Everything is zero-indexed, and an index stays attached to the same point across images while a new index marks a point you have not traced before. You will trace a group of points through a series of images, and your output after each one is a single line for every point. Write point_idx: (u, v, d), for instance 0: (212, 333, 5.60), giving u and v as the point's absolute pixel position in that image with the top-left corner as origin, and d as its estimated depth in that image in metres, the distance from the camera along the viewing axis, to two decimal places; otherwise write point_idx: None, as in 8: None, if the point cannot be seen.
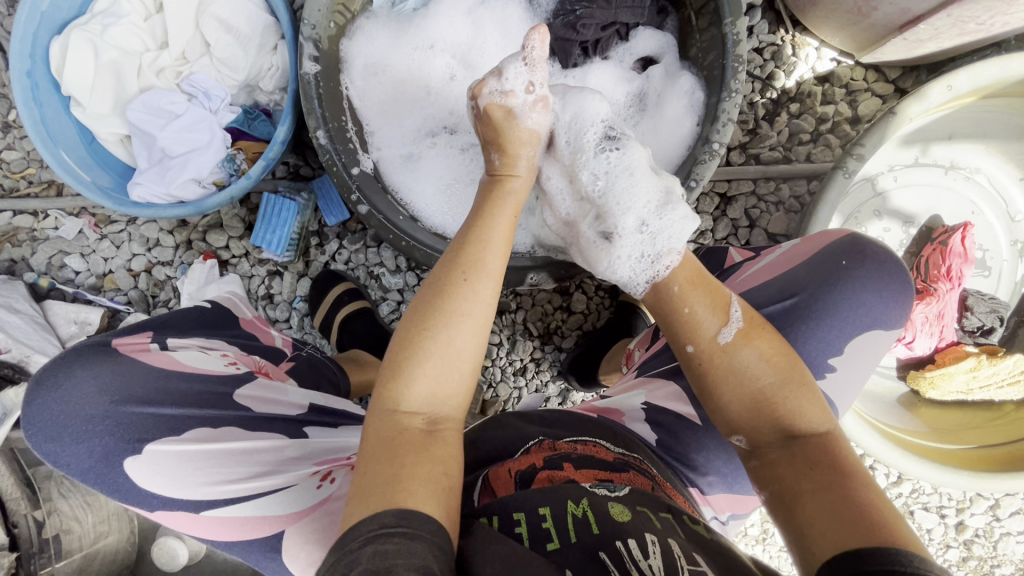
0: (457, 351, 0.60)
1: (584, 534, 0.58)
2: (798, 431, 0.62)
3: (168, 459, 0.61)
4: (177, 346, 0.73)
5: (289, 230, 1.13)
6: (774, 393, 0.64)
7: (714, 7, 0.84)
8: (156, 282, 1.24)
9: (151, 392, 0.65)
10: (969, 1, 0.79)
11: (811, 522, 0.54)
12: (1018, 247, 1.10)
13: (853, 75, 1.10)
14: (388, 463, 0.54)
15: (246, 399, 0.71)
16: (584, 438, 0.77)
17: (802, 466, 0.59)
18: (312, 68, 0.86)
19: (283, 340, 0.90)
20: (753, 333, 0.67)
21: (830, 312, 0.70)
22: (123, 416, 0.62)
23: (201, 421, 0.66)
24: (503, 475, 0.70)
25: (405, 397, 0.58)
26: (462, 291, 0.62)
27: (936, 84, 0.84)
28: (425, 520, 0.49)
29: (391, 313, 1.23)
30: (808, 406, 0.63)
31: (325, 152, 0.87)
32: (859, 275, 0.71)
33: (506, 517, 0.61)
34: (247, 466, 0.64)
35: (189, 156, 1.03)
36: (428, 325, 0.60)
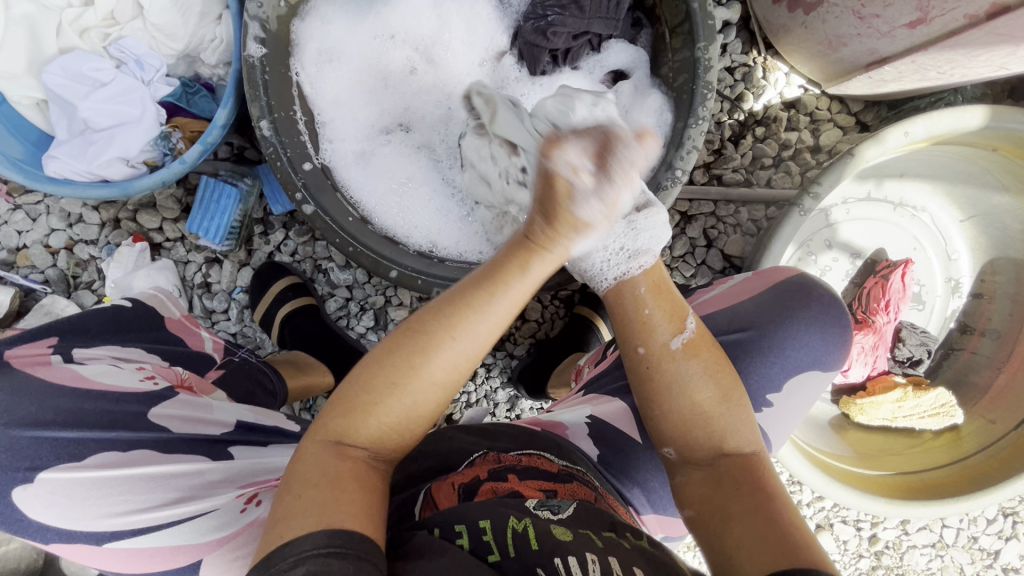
0: (416, 408, 0.56)
1: (523, 546, 0.56)
2: (726, 449, 0.62)
3: (66, 488, 0.57)
4: (85, 358, 0.67)
5: (230, 219, 1.04)
6: (715, 408, 0.63)
7: (689, 28, 0.82)
8: (78, 261, 1.14)
9: (49, 415, 0.59)
10: (934, 53, 0.78)
11: (735, 548, 0.54)
12: (951, 284, 1.16)
13: (818, 104, 1.10)
14: (323, 489, 0.52)
15: (163, 418, 0.65)
16: (530, 450, 0.76)
17: (727, 486, 0.59)
18: (257, 51, 0.80)
19: (214, 344, 0.84)
20: (702, 347, 0.64)
21: (773, 348, 0.71)
22: (13, 443, 0.57)
23: (107, 444, 0.60)
24: (447, 486, 0.68)
25: (356, 432, 0.56)
26: (443, 352, 0.56)
27: (893, 129, 0.85)
28: (360, 540, 0.49)
29: (339, 310, 1.17)
30: (742, 425, 0.63)
31: (268, 145, 0.82)
32: (807, 315, 0.72)
33: (448, 526, 0.59)
34: (160, 492, 0.59)
35: (116, 130, 0.93)
36: (398, 374, 0.55)
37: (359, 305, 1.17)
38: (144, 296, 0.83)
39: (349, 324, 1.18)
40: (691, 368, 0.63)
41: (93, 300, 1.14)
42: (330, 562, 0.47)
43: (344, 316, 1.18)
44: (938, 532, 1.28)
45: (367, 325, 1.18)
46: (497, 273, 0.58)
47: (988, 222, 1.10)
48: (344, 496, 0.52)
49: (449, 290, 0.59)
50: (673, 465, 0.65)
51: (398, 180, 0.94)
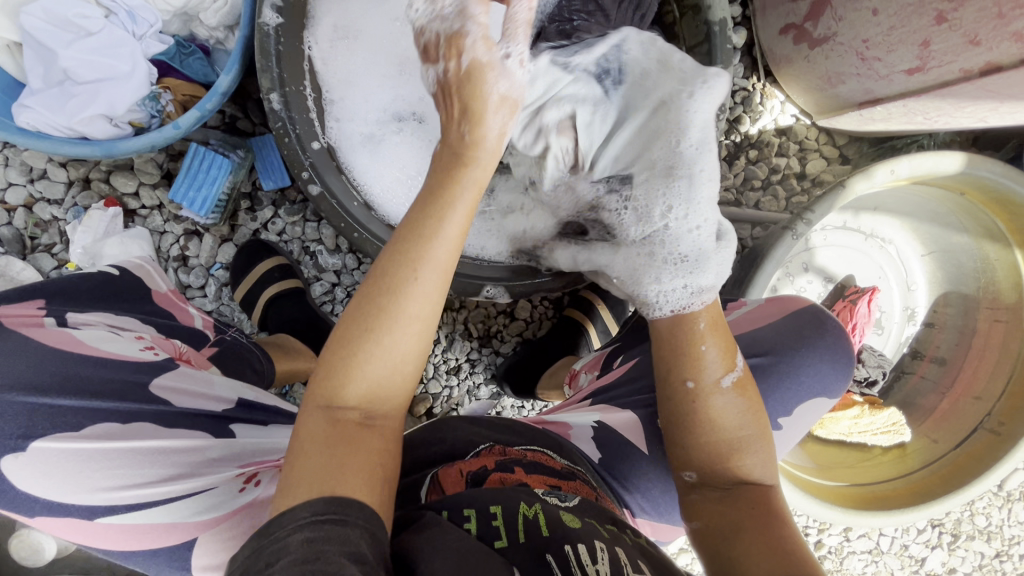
0: (400, 353, 0.55)
1: (533, 533, 0.58)
2: (748, 479, 0.65)
3: (61, 460, 0.54)
4: (79, 323, 0.64)
5: (218, 190, 0.99)
6: (744, 444, 0.66)
7: (708, 49, 0.84)
8: (38, 221, 1.05)
9: (44, 377, 0.56)
10: (925, 100, 0.84)
11: (737, 560, 0.58)
12: (908, 313, 1.25)
13: (807, 134, 1.16)
14: (320, 456, 0.52)
15: (165, 391, 0.63)
16: (535, 446, 0.77)
17: (745, 508, 0.62)
18: (273, 19, 0.76)
19: (204, 321, 0.82)
20: (748, 385, 0.67)
21: (789, 373, 0.71)
22: (5, 408, 0.53)
23: (105, 415, 0.58)
24: (455, 473, 0.69)
25: (340, 393, 0.54)
26: (410, 289, 0.54)
27: (882, 166, 0.90)
28: (359, 508, 0.50)
29: (324, 294, 1.14)
30: (766, 462, 0.66)
31: (277, 119, 0.79)
32: (822, 344, 0.72)
33: (456, 511, 0.61)
34: (159, 468, 0.57)
35: (101, 86, 0.86)
36: (368, 318, 0.54)
37: (345, 291, 1.14)
38: (131, 265, 0.80)
39: (333, 310, 1.15)
40: (729, 403, 0.66)
41: (52, 265, 1.05)
42: (331, 529, 0.47)
43: (329, 301, 1.15)
44: (875, 540, 1.38)
45: None
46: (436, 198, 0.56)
47: (944, 259, 1.20)
48: (338, 461, 0.52)
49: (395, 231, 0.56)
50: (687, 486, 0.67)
51: (406, 169, 0.92)
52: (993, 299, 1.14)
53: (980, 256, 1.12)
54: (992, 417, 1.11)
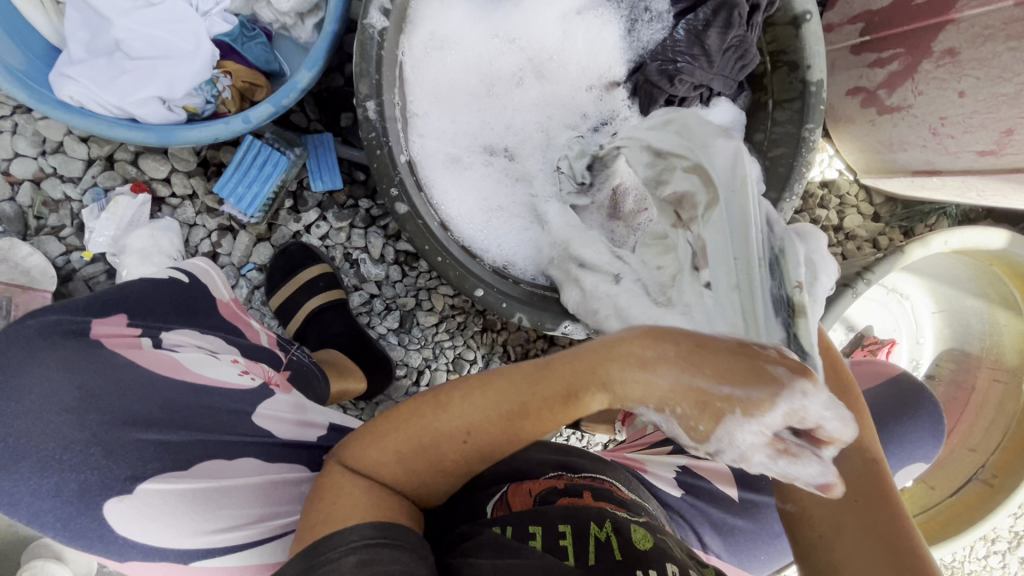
0: (429, 471, 0.53)
1: (603, 557, 0.52)
2: (852, 474, 0.53)
3: (164, 500, 0.53)
4: (174, 343, 0.63)
5: (269, 189, 0.93)
6: (872, 454, 0.55)
7: (801, 105, 0.85)
8: (46, 200, 0.93)
9: (156, 412, 0.57)
10: (988, 181, 0.90)
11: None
12: (913, 365, 1.33)
13: (849, 189, 1.21)
14: (362, 499, 0.51)
15: (266, 419, 0.63)
16: (599, 474, 0.68)
17: (852, 505, 0.51)
18: (379, 22, 0.71)
19: (268, 338, 0.77)
20: (835, 362, 0.57)
21: (889, 440, 0.73)
22: (116, 446, 0.53)
23: (209, 453, 0.57)
24: (523, 493, 0.63)
25: (371, 466, 0.53)
26: (456, 432, 0.50)
27: (938, 236, 0.96)
28: (405, 531, 0.49)
29: (362, 305, 1.06)
30: (874, 451, 0.54)
31: (370, 129, 0.74)
32: (917, 414, 0.76)
33: (521, 527, 0.56)
34: (254, 505, 0.56)
35: (159, 63, 0.77)
36: (427, 435, 0.51)
37: (384, 304, 1.07)
38: (196, 269, 0.74)
39: (370, 322, 1.07)
40: (833, 403, 0.56)
41: (60, 250, 0.92)
42: (382, 552, 0.47)
43: (366, 312, 1.07)
44: None
45: (389, 327, 1.07)
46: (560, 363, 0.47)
47: (953, 319, 1.27)
48: (383, 506, 0.51)
49: (487, 378, 0.50)
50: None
51: (482, 189, 0.87)
52: (996, 359, 1.22)
53: (990, 319, 1.20)
54: (987, 469, 1.20)
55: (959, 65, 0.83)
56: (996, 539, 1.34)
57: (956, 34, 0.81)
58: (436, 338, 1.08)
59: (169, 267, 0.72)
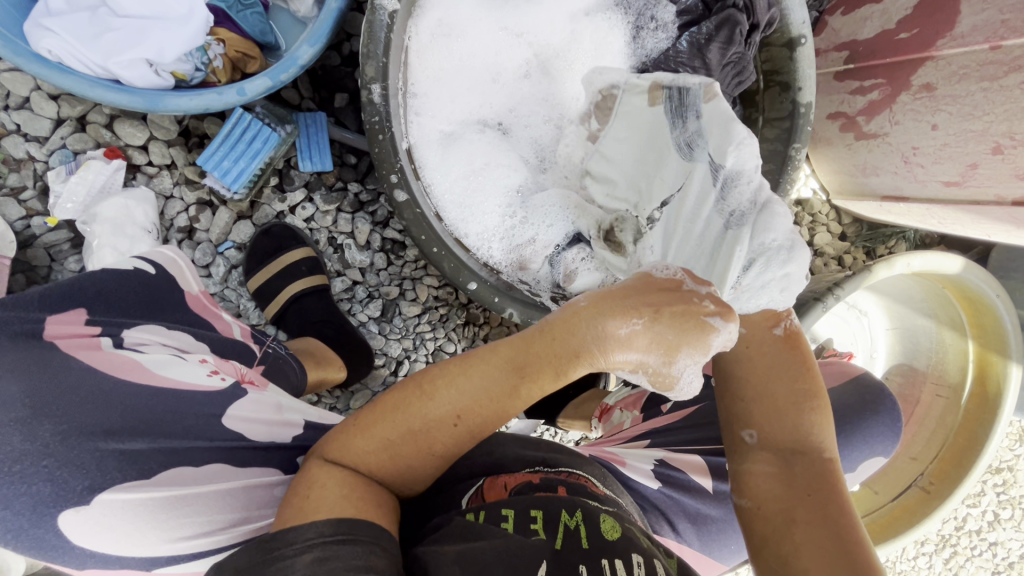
0: (413, 466, 0.52)
1: (570, 545, 0.50)
2: (804, 451, 0.56)
3: (127, 510, 0.46)
4: (138, 343, 0.56)
5: (257, 165, 0.90)
6: (803, 401, 0.56)
7: (790, 126, 0.89)
8: (7, 159, 0.86)
9: (118, 420, 0.49)
10: (949, 210, 0.96)
11: (795, 548, 0.52)
12: None
13: (821, 208, 1.27)
14: (338, 486, 0.49)
15: (239, 422, 0.55)
16: (571, 468, 0.65)
17: (800, 486, 0.54)
18: (390, 3, 0.70)
19: (242, 330, 0.70)
20: (801, 339, 0.57)
21: (853, 436, 0.71)
22: (75, 455, 0.46)
23: (180, 460, 0.51)
24: (498, 486, 0.59)
25: (356, 457, 0.51)
26: (455, 417, 0.51)
27: (902, 258, 1.03)
28: (368, 527, 0.46)
29: (344, 291, 1.04)
30: (826, 430, 0.56)
31: (373, 112, 0.73)
32: (883, 410, 0.73)
33: (494, 510, 0.54)
34: (225, 511, 0.49)
35: (149, 26, 0.73)
36: (417, 422, 0.51)
37: (367, 291, 1.04)
38: (164, 259, 0.68)
39: (351, 309, 1.05)
40: (767, 354, 0.57)
41: (19, 214, 0.86)
42: (339, 547, 0.45)
43: (347, 299, 1.05)
44: None
45: (371, 315, 1.05)
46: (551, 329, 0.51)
47: (905, 336, 1.36)
48: (356, 494, 0.49)
49: (490, 358, 0.52)
50: (743, 447, 0.57)
51: (476, 168, 0.85)
52: (939, 376, 1.31)
53: (937, 338, 1.29)
54: (925, 476, 1.28)
55: (935, 99, 0.88)
56: (924, 542, 1.44)
57: (933, 71, 0.87)
58: (418, 328, 1.07)
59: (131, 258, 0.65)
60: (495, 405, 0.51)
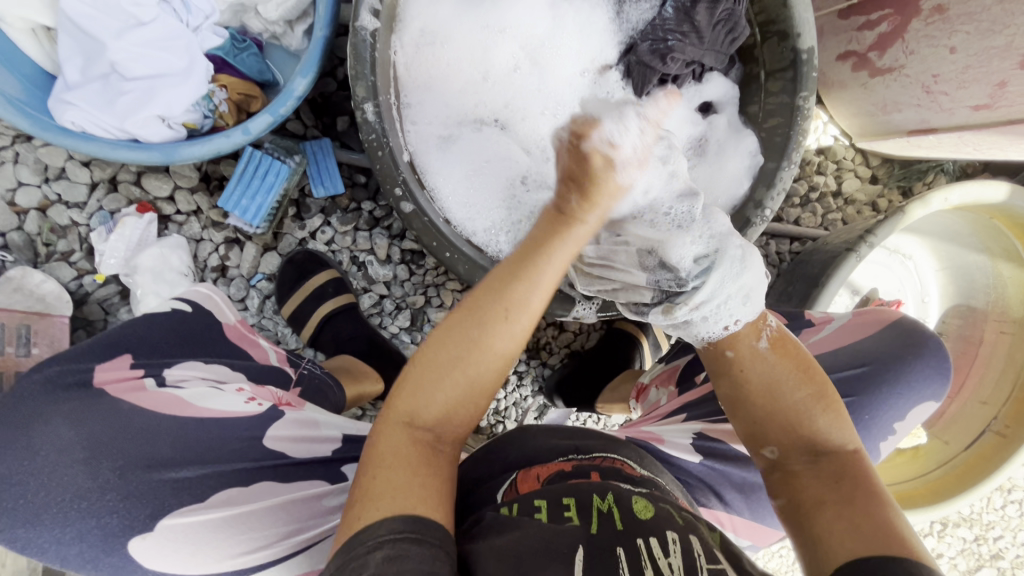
0: (482, 382, 0.52)
1: (607, 527, 0.49)
2: (825, 448, 0.57)
3: (188, 532, 0.50)
4: (179, 379, 0.58)
5: (272, 198, 0.94)
6: (806, 403, 0.58)
7: (793, 75, 0.86)
8: (55, 227, 0.94)
9: (165, 450, 0.52)
10: (982, 134, 0.90)
11: (836, 542, 0.51)
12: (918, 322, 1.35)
13: (845, 154, 1.21)
14: (402, 471, 0.49)
15: (278, 442, 0.58)
16: (608, 453, 0.65)
17: (830, 482, 0.55)
18: (370, 23, 0.72)
19: (278, 356, 0.73)
20: (789, 342, 0.61)
21: (901, 382, 0.69)
22: (134, 486, 0.50)
23: (228, 480, 0.53)
24: (531, 478, 0.60)
25: (423, 411, 0.52)
26: (495, 332, 0.52)
27: (938, 194, 0.97)
28: (436, 527, 0.47)
29: (372, 306, 1.07)
30: (837, 422, 0.58)
31: (369, 131, 0.74)
32: (929, 353, 0.70)
33: (526, 502, 0.54)
34: (278, 525, 0.53)
35: (156, 83, 0.78)
36: (461, 347, 0.51)
37: (395, 303, 1.08)
38: (199, 297, 0.69)
39: (382, 323, 1.08)
40: (761, 368, 0.60)
41: (72, 274, 0.94)
42: (409, 548, 0.44)
43: (377, 313, 1.08)
44: None
45: (401, 326, 1.08)
46: (538, 249, 0.53)
47: (958, 275, 1.28)
48: (417, 479, 0.49)
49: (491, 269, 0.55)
50: (767, 462, 0.59)
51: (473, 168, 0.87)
52: (1001, 313, 1.23)
53: (994, 273, 1.21)
54: (999, 420, 1.20)
55: (948, 21, 0.84)
56: (1011, 489, 1.35)
57: None
58: None
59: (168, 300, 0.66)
60: (516, 302, 0.52)
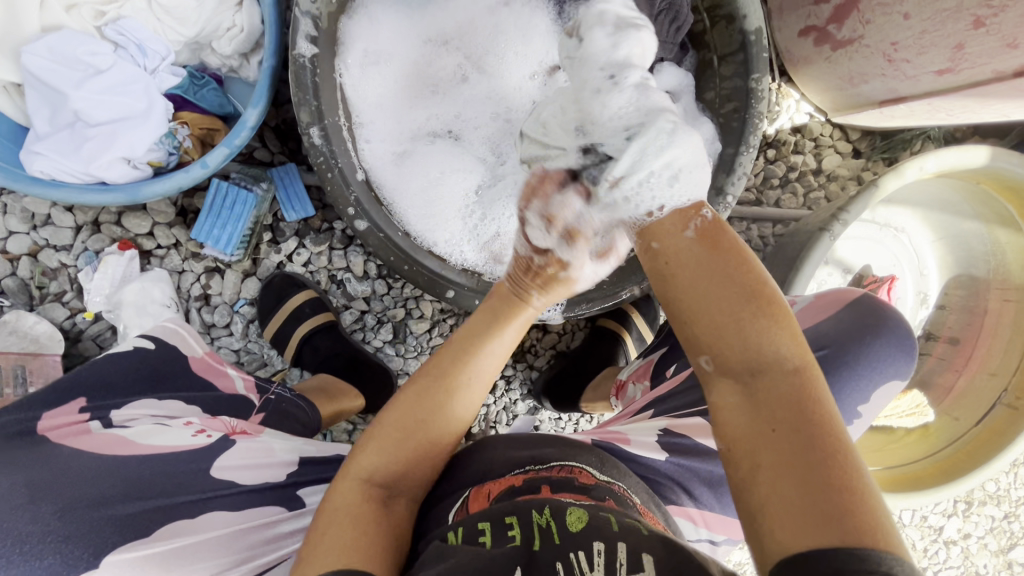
0: (434, 441, 0.62)
1: (546, 543, 0.50)
2: (763, 367, 0.47)
3: (140, 566, 0.52)
4: (126, 420, 0.62)
5: (243, 226, 0.98)
6: (745, 309, 0.48)
7: (744, 58, 0.84)
8: (45, 270, 0.98)
9: (107, 490, 0.54)
10: (953, 98, 0.87)
11: (766, 499, 0.43)
12: (920, 297, 1.27)
13: (822, 130, 1.18)
14: (345, 532, 0.54)
15: (227, 471, 0.61)
16: (568, 461, 0.65)
17: (766, 416, 0.46)
18: (308, 50, 0.74)
19: (245, 382, 0.77)
20: (718, 237, 0.52)
21: (860, 361, 0.78)
22: (74, 528, 0.51)
23: (180, 512, 0.57)
24: (482, 496, 0.61)
25: (377, 470, 0.59)
26: (456, 396, 0.62)
27: (911, 164, 0.94)
28: (362, 574, 0.51)
29: (354, 322, 1.10)
30: (778, 332, 0.47)
31: (318, 154, 0.76)
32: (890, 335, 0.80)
33: (471, 526, 0.54)
34: (232, 553, 0.57)
35: (117, 127, 0.82)
36: (421, 414, 0.61)
37: (375, 318, 1.09)
38: (165, 332, 0.76)
39: (365, 337, 1.10)
40: (688, 261, 0.51)
41: (65, 314, 0.98)
42: None
43: (359, 329, 1.10)
44: None
45: (384, 339, 1.10)
46: (494, 323, 0.64)
47: (955, 244, 1.22)
48: (361, 539, 0.54)
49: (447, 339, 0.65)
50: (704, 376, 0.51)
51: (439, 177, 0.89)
52: (1003, 279, 1.18)
53: (991, 240, 1.16)
54: (1010, 392, 1.13)
55: None
56: None
57: None
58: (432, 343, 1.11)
59: (133, 338, 0.73)
60: (474, 372, 0.63)
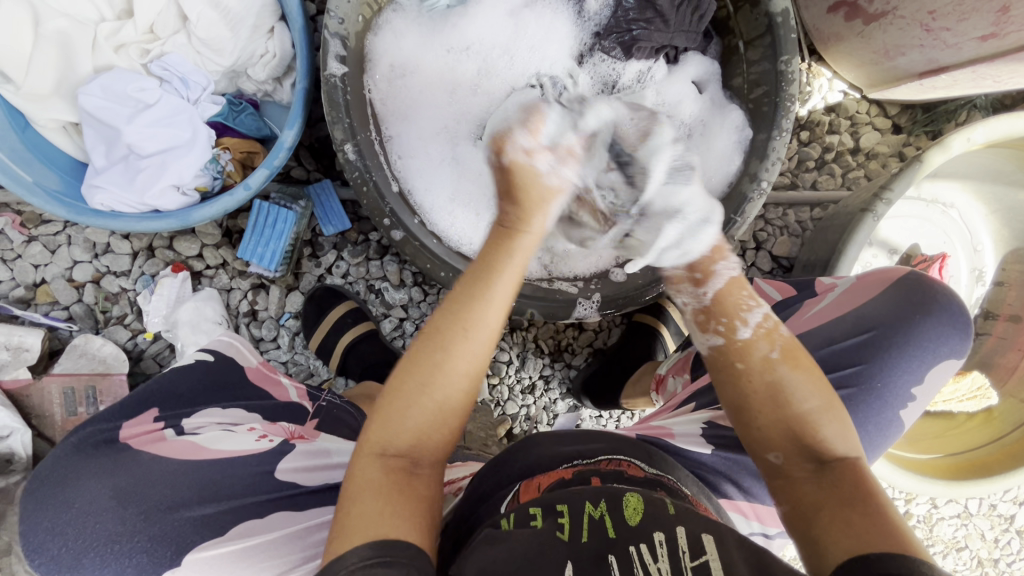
0: (446, 400, 0.57)
1: (599, 536, 0.51)
2: (828, 457, 0.59)
3: (211, 566, 0.56)
4: (197, 427, 0.66)
5: (285, 243, 1.01)
6: (816, 415, 0.61)
7: (771, 41, 0.81)
8: (108, 295, 1.05)
9: (184, 493, 0.59)
10: (999, 64, 0.83)
11: (830, 531, 0.53)
12: (976, 274, 1.19)
13: (858, 108, 1.14)
14: (375, 500, 0.52)
15: (289, 473, 0.65)
16: (615, 454, 0.66)
17: (839, 489, 0.56)
18: (338, 70, 0.76)
19: (298, 392, 0.81)
20: (801, 355, 0.63)
21: (910, 346, 0.76)
22: (158, 529, 0.56)
23: (248, 512, 0.61)
24: (533, 488, 0.61)
25: (392, 439, 0.55)
26: (458, 347, 0.57)
27: (958, 136, 0.90)
28: (405, 545, 0.50)
29: (394, 330, 1.12)
30: (842, 434, 0.60)
31: (353, 169, 0.78)
32: (941, 311, 0.77)
33: (521, 512, 0.54)
34: (295, 551, 0.59)
35: (166, 156, 0.86)
36: (428, 374, 0.56)
37: (414, 324, 1.12)
38: (223, 344, 0.81)
39: (405, 344, 1.13)
40: (793, 378, 0.62)
41: (127, 335, 1.04)
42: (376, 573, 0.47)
43: (399, 336, 1.13)
44: (963, 504, 1.32)
45: None
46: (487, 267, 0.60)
47: (1011, 216, 1.16)
48: (391, 509, 0.52)
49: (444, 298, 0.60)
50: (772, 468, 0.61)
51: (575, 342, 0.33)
52: None
53: None
54: None
55: None
56: None
57: None
58: None
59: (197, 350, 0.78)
60: (476, 323, 0.58)
